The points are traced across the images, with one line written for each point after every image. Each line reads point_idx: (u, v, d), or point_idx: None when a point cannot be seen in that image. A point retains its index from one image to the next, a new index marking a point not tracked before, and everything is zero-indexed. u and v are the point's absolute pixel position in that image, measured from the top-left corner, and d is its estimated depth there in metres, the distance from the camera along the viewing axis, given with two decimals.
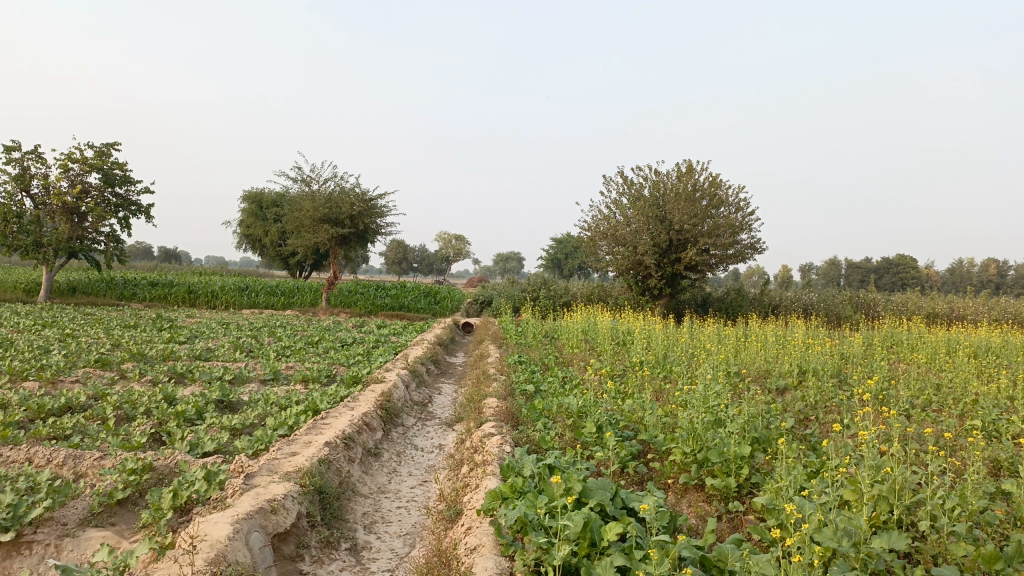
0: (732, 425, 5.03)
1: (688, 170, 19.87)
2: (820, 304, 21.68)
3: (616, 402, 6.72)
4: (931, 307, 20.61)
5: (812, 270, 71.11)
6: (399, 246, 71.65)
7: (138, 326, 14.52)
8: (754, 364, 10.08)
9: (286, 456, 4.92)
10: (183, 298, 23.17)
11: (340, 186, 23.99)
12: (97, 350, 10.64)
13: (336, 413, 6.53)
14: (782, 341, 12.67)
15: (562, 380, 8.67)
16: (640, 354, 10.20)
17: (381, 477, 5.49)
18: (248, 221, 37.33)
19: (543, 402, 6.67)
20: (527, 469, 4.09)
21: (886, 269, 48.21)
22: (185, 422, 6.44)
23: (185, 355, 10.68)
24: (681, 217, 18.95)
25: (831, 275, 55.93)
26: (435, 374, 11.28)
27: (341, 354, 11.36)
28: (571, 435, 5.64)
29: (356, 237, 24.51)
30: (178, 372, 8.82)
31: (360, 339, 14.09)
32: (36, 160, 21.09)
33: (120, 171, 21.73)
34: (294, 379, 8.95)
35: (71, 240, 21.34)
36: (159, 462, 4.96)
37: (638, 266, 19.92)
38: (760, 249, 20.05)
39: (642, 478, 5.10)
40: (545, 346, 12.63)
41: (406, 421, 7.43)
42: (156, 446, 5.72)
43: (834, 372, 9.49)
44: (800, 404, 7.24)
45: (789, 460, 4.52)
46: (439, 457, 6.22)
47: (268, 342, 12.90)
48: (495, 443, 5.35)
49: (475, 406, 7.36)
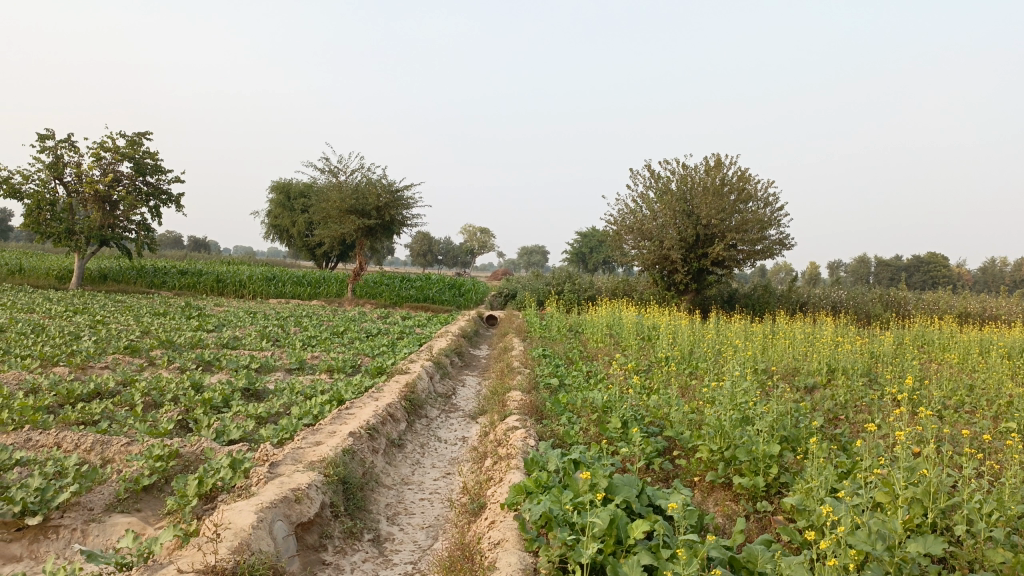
0: (760, 423, 4.95)
1: (716, 164, 19.66)
2: (849, 302, 21.37)
3: (642, 397, 6.64)
4: (963, 306, 20.24)
5: (841, 268, 70.20)
6: (424, 238, 71.89)
7: (167, 314, 14.69)
8: (782, 362, 9.95)
9: (310, 445, 4.92)
10: (211, 287, 23.43)
11: (367, 177, 24.08)
12: (127, 337, 10.77)
13: (361, 403, 6.53)
14: (811, 339, 12.50)
15: (587, 374, 8.61)
16: (665, 349, 10.11)
17: (404, 468, 5.48)
18: (276, 212, 37.65)
19: (568, 396, 6.63)
20: (552, 464, 4.05)
21: (917, 267, 47.45)
22: (212, 409, 6.49)
23: (212, 343, 10.78)
24: (709, 212, 18.75)
25: (860, 272, 55.19)
26: (459, 366, 11.27)
27: (367, 344, 11.40)
28: (596, 430, 5.58)
29: (382, 228, 24.59)
30: (205, 360, 8.90)
31: (385, 330, 14.12)
32: (69, 148, 21.40)
33: (151, 160, 21.99)
34: (320, 369, 8.98)
35: (103, 228, 21.66)
36: (185, 448, 5.00)
37: (664, 261, 19.76)
38: (788, 245, 19.79)
39: (668, 475, 5.04)
40: (570, 340, 12.58)
41: (430, 413, 7.42)
42: (183, 432, 5.77)
43: (864, 370, 9.33)
44: (829, 403, 7.12)
45: (820, 460, 4.43)
46: (462, 449, 6.20)
47: (294, 331, 12.98)
48: (519, 437, 5.32)
49: (499, 399, 7.33)
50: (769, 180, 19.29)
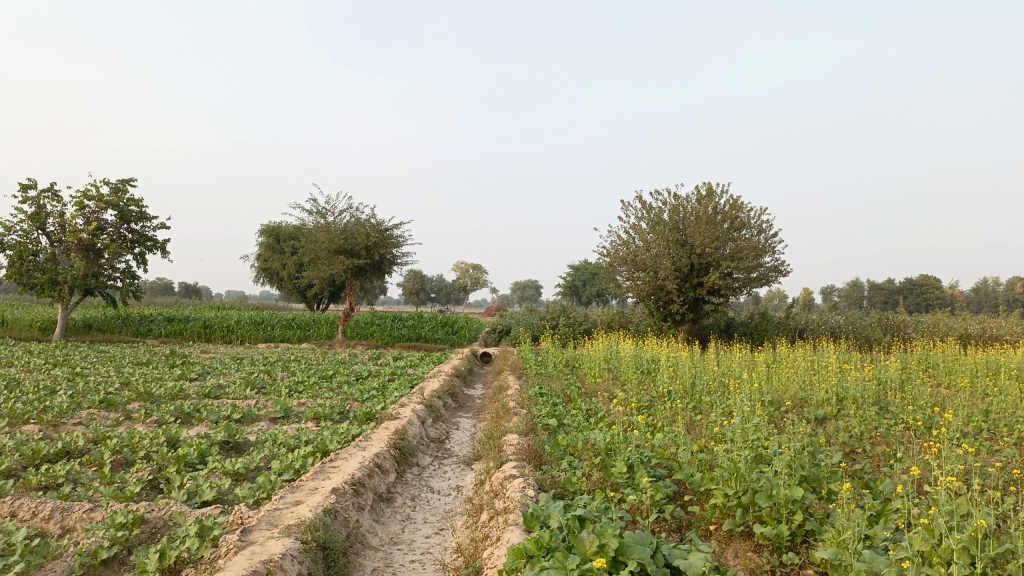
0: (778, 462, 4.56)
1: (708, 193, 19.47)
2: (848, 327, 21.04)
3: (646, 436, 6.23)
4: (964, 328, 19.93)
5: (834, 293, 70.20)
6: (416, 276, 71.60)
7: (150, 363, 14.19)
8: (788, 392, 9.56)
9: (288, 506, 4.49)
10: (199, 333, 22.93)
11: (355, 217, 23.80)
12: (105, 389, 10.29)
13: (346, 454, 6.10)
14: (814, 367, 12.12)
15: (586, 413, 8.20)
16: (666, 383, 9.72)
17: (394, 525, 5.05)
18: (266, 255, 37.36)
19: (568, 437, 6.21)
20: (554, 520, 3.64)
21: (909, 289, 47.40)
22: (187, 467, 6.04)
23: (194, 392, 10.31)
24: (702, 241, 18.49)
25: (854, 297, 55.09)
26: (453, 408, 10.82)
27: (356, 389, 10.95)
28: (599, 475, 5.16)
29: (371, 268, 24.24)
30: (185, 411, 8.44)
31: (376, 372, 13.67)
32: (52, 198, 21.07)
33: (136, 207, 21.66)
34: (305, 418, 8.53)
35: (87, 277, 21.23)
36: (152, 513, 4.56)
37: (659, 291, 19.43)
38: (784, 271, 19.52)
39: (681, 524, 4.64)
40: (567, 376, 12.17)
41: (422, 461, 6.98)
42: (154, 493, 5.32)
43: (874, 398, 8.94)
44: (844, 435, 6.72)
45: (848, 504, 4.04)
46: (456, 501, 5.76)
47: (281, 377, 12.53)
48: (517, 487, 4.90)
49: (495, 444, 6.90)
50: (761, 207, 19.09)
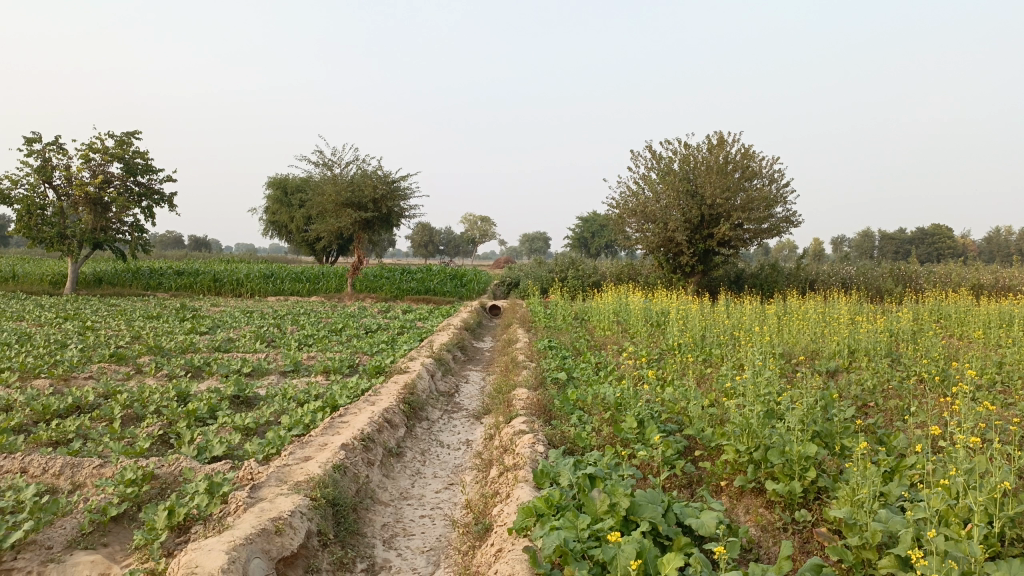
0: (791, 418, 4.49)
1: (719, 141, 19.12)
2: (859, 278, 20.87)
3: (656, 390, 6.18)
4: (976, 278, 19.73)
5: (845, 244, 69.72)
6: (424, 228, 71.43)
7: (160, 317, 14.22)
8: (799, 344, 9.49)
9: (297, 461, 4.48)
10: (208, 286, 22.97)
11: (362, 169, 23.57)
12: (115, 343, 10.33)
13: (356, 409, 6.09)
14: (825, 319, 12.02)
15: (596, 366, 8.16)
16: (676, 336, 9.66)
17: (404, 480, 5.04)
18: (274, 208, 37.25)
19: (577, 391, 6.17)
20: (564, 478, 3.60)
21: (921, 240, 46.99)
22: (197, 422, 6.04)
23: (204, 346, 10.32)
24: (713, 191, 18.24)
25: (865, 247, 54.69)
26: (462, 361, 10.83)
27: (365, 342, 10.95)
28: (609, 430, 5.12)
29: (379, 221, 24.11)
30: (195, 365, 8.45)
31: (385, 325, 13.67)
32: (57, 151, 20.93)
33: (142, 160, 21.50)
34: (315, 371, 8.53)
35: (96, 231, 21.21)
36: (162, 469, 4.57)
37: (669, 243, 19.28)
38: (796, 222, 19.28)
39: (692, 479, 4.61)
40: (576, 329, 12.14)
41: (431, 415, 6.98)
42: (165, 449, 5.34)
43: (886, 350, 8.86)
44: (855, 388, 6.65)
45: (862, 462, 3.99)
46: (466, 455, 5.76)
47: (290, 331, 12.54)
48: (527, 442, 4.88)
49: (505, 398, 6.88)
50: (773, 156, 18.76)
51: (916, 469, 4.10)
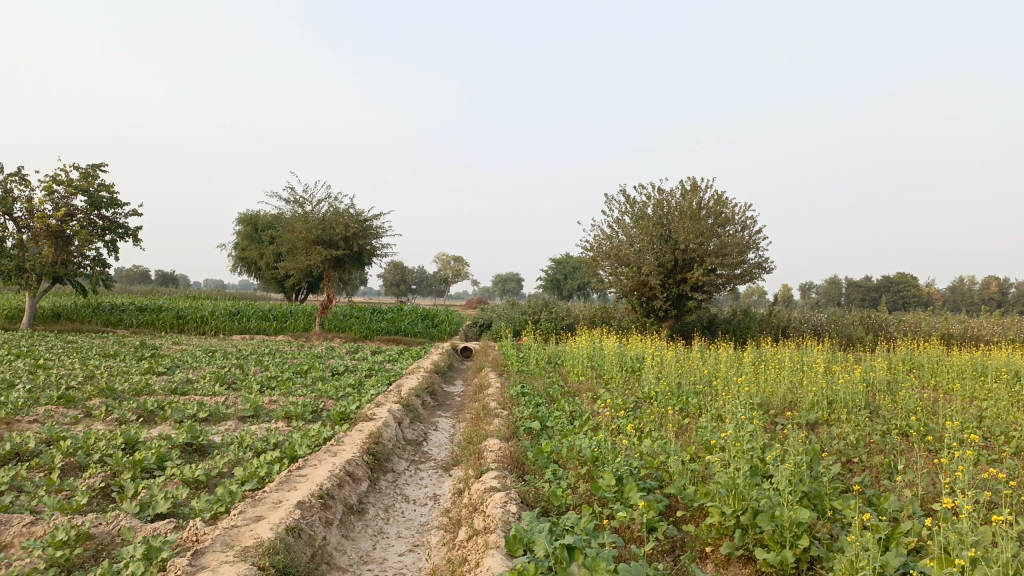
0: (779, 477, 4.24)
1: (692, 187, 19.19)
2: (831, 326, 20.88)
3: (634, 443, 5.87)
4: (946, 327, 19.82)
5: (814, 290, 70.72)
6: (396, 267, 71.08)
7: (118, 356, 13.63)
8: (776, 395, 9.27)
9: (247, 522, 4.11)
10: (172, 323, 22.32)
11: (334, 208, 23.28)
12: (65, 384, 9.79)
13: (316, 460, 5.71)
14: (800, 367, 11.87)
15: (569, 415, 7.87)
16: (652, 383, 9.41)
17: (364, 541, 4.68)
18: (244, 244, 36.76)
19: (552, 443, 5.87)
20: (540, 548, 3.32)
21: (887, 287, 47.71)
22: (143, 473, 5.60)
23: (160, 388, 9.82)
24: (687, 236, 18.22)
25: (832, 294, 55.44)
26: (431, 406, 10.44)
27: (331, 386, 10.51)
28: (585, 487, 4.81)
29: (350, 259, 23.75)
30: (148, 410, 7.98)
31: (353, 367, 13.24)
32: (20, 182, 20.38)
33: (107, 193, 21.02)
34: (276, 417, 8.11)
35: (56, 264, 20.57)
36: (98, 528, 4.16)
37: (643, 287, 19.15)
38: (768, 268, 19.28)
39: (674, 543, 4.32)
40: (549, 374, 11.85)
41: (397, 467, 6.61)
42: (105, 503, 4.91)
43: (864, 401, 8.66)
44: (838, 443, 6.41)
45: (858, 528, 3.74)
46: (433, 512, 5.40)
47: (253, 372, 12.06)
48: (497, 502, 4.55)
49: (475, 450, 6.53)
50: (746, 203, 18.81)
51: (914, 536, 3.88)
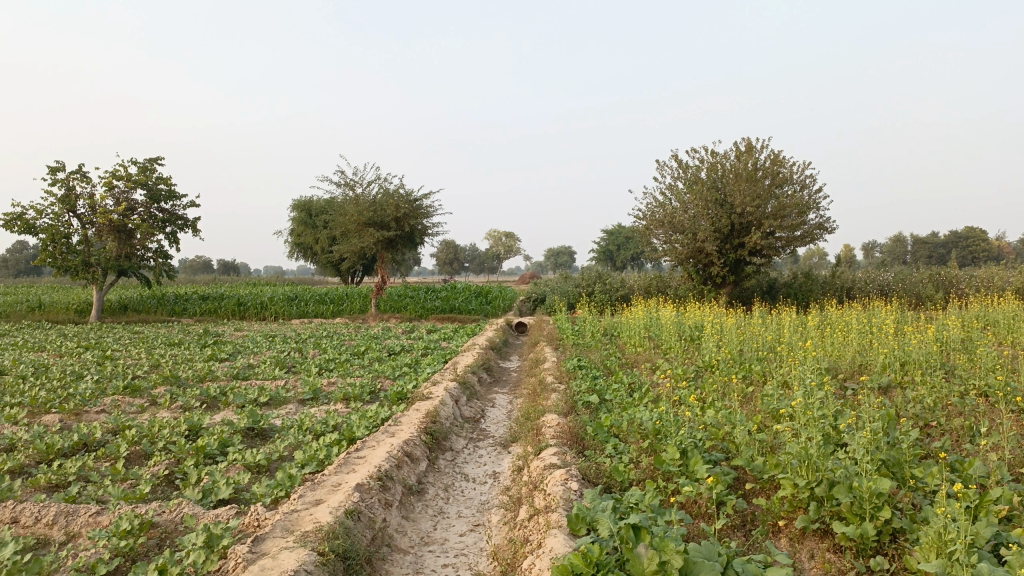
0: (854, 446, 4.02)
1: (747, 148, 18.60)
2: (897, 285, 20.12)
3: (697, 414, 5.68)
4: (1022, 281, 18.88)
5: (877, 248, 68.47)
6: (448, 246, 71.45)
7: (182, 344, 13.93)
8: (844, 358, 8.92)
9: (306, 507, 4.08)
10: (233, 311, 22.81)
11: (384, 189, 23.34)
12: (132, 373, 10.03)
13: (374, 441, 5.68)
14: (868, 328, 11.42)
15: (629, 387, 7.70)
16: (713, 351, 9.16)
17: (425, 522, 4.63)
18: (299, 230, 37.39)
19: (611, 417, 5.71)
20: (604, 528, 3.19)
21: (955, 243, 45.84)
22: (206, 459, 5.65)
23: (222, 374, 9.98)
24: (742, 199, 17.71)
25: (896, 252, 53.63)
26: (487, 383, 10.39)
27: (388, 366, 10.54)
28: (648, 461, 4.65)
29: (402, 239, 23.83)
30: (211, 396, 8.10)
31: (409, 347, 13.26)
32: (81, 180, 20.97)
33: (164, 186, 21.47)
34: (334, 399, 8.15)
35: (120, 258, 21.16)
36: (161, 516, 4.20)
37: (699, 254, 18.72)
38: (829, 228, 18.63)
39: (745, 517, 4.14)
40: (605, 346, 11.67)
41: (456, 445, 6.55)
42: (170, 491, 4.96)
43: (939, 361, 8.24)
44: (914, 406, 6.09)
45: (945, 498, 3.51)
46: (493, 490, 5.32)
47: (312, 355, 12.19)
48: (558, 479, 4.43)
49: (533, 426, 6.43)
50: (805, 161, 18.15)
51: (1004, 504, 3.65)
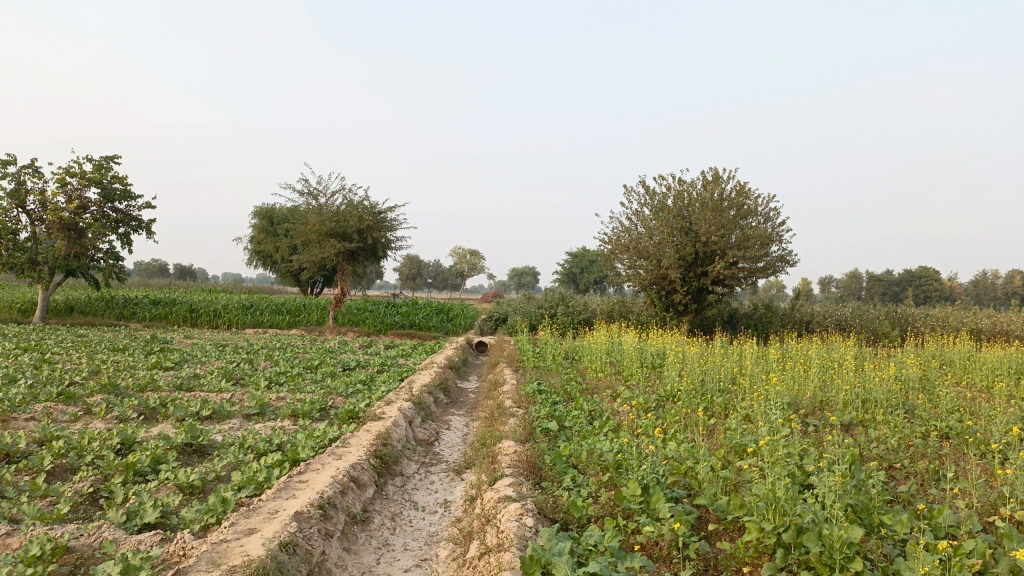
0: (823, 490, 3.84)
1: (714, 178, 18.68)
2: (855, 320, 20.33)
3: (659, 446, 5.48)
4: (975, 322, 19.20)
5: (833, 283, 69.82)
6: (412, 261, 70.99)
7: (127, 350, 13.35)
8: (805, 394, 8.81)
9: (238, 536, 3.76)
10: (185, 317, 22.14)
11: (348, 200, 22.95)
12: (70, 379, 9.52)
13: (319, 464, 5.35)
14: (827, 363, 11.39)
15: (589, 414, 7.47)
16: (675, 380, 9.00)
17: (368, 555, 4.32)
18: (259, 238, 36.73)
19: (570, 447, 5.47)
20: None
21: (908, 281, 46.91)
22: (136, 476, 5.26)
23: (165, 384, 9.52)
24: (707, 228, 17.73)
25: (852, 288, 54.66)
26: (443, 404, 10.08)
27: (341, 382, 10.17)
28: (607, 495, 4.41)
29: (364, 252, 23.45)
30: (150, 407, 7.67)
31: (365, 363, 12.90)
32: (33, 174, 20.23)
33: (120, 185, 20.83)
34: (282, 415, 7.78)
35: (69, 257, 20.41)
36: (78, 541, 3.83)
37: (662, 281, 18.68)
38: (791, 262, 18.76)
39: (707, 563, 3.93)
40: (566, 371, 11.45)
41: (406, 470, 6.24)
42: (92, 511, 4.58)
43: (899, 400, 8.17)
44: (878, 447, 5.96)
45: (918, 552, 3.33)
46: (443, 522, 5.03)
47: (263, 367, 11.76)
48: (512, 514, 4.17)
49: (489, 453, 6.17)
50: (770, 194, 18.29)
51: (978, 557, 3.49)
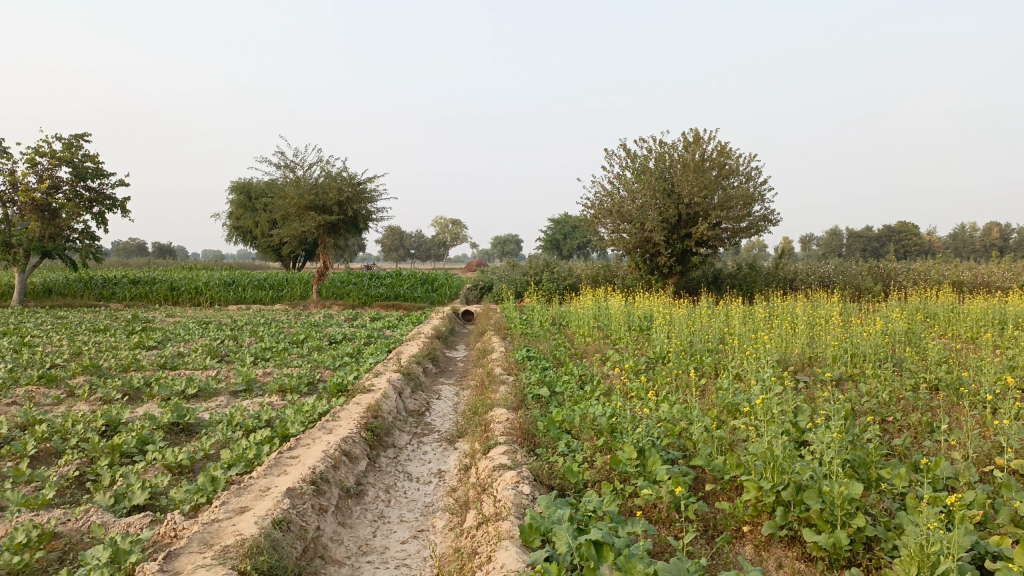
0: (821, 447, 3.81)
1: (695, 138, 18.55)
2: (838, 277, 20.41)
3: (652, 407, 5.45)
4: (957, 275, 19.32)
5: (815, 241, 70.29)
6: (394, 232, 70.54)
7: (108, 331, 13.14)
8: (794, 351, 8.81)
9: (229, 516, 3.68)
10: (166, 296, 21.85)
11: (327, 171, 22.61)
12: (50, 362, 9.34)
13: (310, 439, 5.28)
14: (813, 320, 11.42)
15: (579, 379, 7.44)
16: (664, 342, 8.98)
17: (363, 529, 4.27)
18: (238, 213, 36.27)
19: (563, 412, 5.43)
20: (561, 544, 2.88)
21: (888, 236, 47.26)
22: (123, 458, 5.16)
23: (148, 363, 9.37)
24: (690, 189, 17.64)
25: (833, 245, 55.03)
26: (432, 374, 10.03)
27: (328, 355, 10.06)
28: (603, 460, 4.38)
29: (345, 224, 23.19)
30: (133, 388, 7.54)
31: (351, 335, 12.78)
32: (2, 155, 19.72)
33: (93, 164, 20.38)
34: (269, 391, 7.68)
35: (44, 239, 20.01)
36: (65, 526, 3.74)
37: (646, 243, 18.65)
38: (774, 220, 18.76)
39: (706, 525, 3.91)
40: (554, 337, 11.41)
41: (398, 441, 6.18)
42: (78, 494, 4.48)
43: (887, 353, 8.21)
44: (870, 401, 5.95)
45: (919, 507, 3.30)
46: (438, 491, 4.99)
47: (248, 343, 11.62)
48: (508, 482, 4.12)
49: (481, 421, 6.12)
50: (751, 153, 18.20)
51: (978, 508, 3.47)
